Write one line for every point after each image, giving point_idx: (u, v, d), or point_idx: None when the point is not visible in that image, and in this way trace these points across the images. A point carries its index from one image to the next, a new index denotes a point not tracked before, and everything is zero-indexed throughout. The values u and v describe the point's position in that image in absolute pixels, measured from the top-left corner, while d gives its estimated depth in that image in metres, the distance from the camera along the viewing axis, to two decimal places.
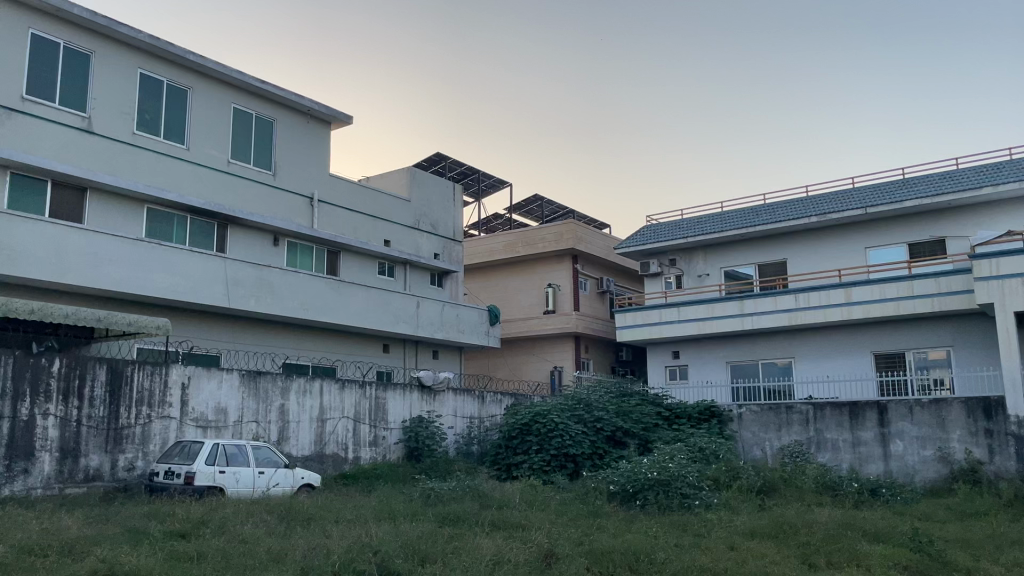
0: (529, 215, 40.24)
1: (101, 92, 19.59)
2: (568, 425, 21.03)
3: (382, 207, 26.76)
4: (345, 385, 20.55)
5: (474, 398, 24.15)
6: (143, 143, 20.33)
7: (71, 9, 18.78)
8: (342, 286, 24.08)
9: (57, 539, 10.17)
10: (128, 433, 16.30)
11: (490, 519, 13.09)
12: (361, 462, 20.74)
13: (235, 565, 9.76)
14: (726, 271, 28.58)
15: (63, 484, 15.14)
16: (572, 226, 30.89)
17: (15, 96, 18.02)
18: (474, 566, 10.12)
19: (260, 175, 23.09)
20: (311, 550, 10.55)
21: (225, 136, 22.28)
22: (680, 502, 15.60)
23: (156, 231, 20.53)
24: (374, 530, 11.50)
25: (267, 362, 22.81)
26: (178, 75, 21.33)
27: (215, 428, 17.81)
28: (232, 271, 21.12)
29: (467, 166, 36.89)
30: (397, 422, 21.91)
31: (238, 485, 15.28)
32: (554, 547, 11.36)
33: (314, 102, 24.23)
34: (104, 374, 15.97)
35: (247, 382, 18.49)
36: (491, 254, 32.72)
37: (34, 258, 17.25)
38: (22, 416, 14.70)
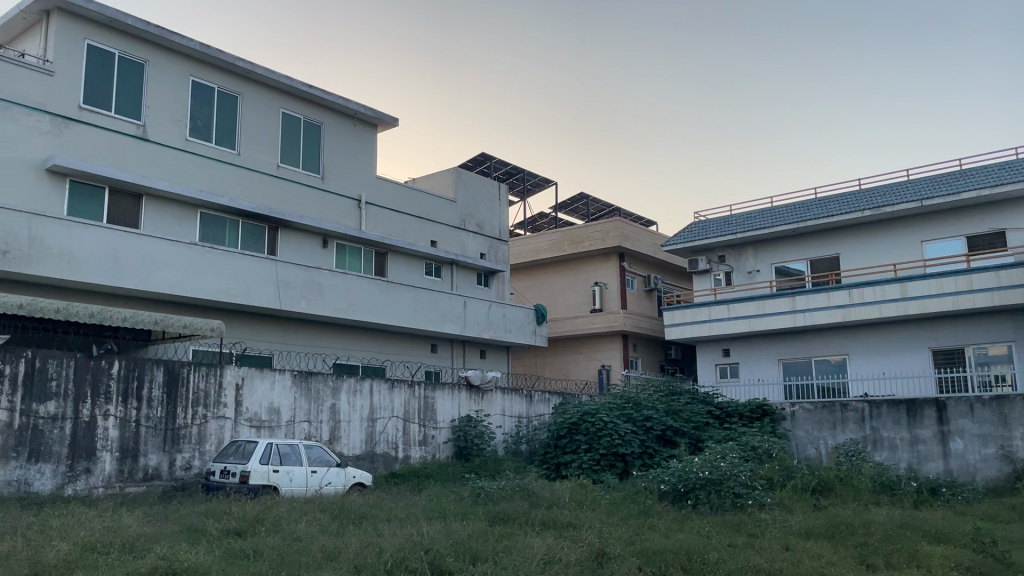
0: (574, 214, 40.13)
1: (155, 100, 20.05)
2: (617, 424, 20.90)
3: (428, 208, 26.92)
4: (394, 385, 20.73)
5: (522, 397, 24.15)
6: (195, 149, 20.75)
7: (125, 20, 19.23)
8: (391, 287, 24.28)
9: (119, 537, 10.42)
10: (184, 433, 16.65)
11: (540, 519, 13.05)
12: (411, 462, 20.91)
13: (289, 563, 9.89)
14: (777, 267, 28.12)
15: (123, 484, 15.56)
16: (618, 224, 30.72)
17: (72, 106, 18.55)
18: (524, 565, 10.10)
19: (308, 179, 23.40)
20: (364, 548, 10.63)
21: (274, 140, 22.63)
22: (732, 502, 15.39)
23: (210, 235, 20.95)
24: (425, 529, 11.56)
25: (318, 362, 23.13)
26: (228, 82, 21.72)
27: (268, 428, 18.11)
28: (283, 274, 21.46)
29: (512, 166, 36.92)
30: (446, 422, 22.03)
31: (291, 484, 15.50)
32: (605, 546, 11.28)
33: (360, 105, 24.47)
34: (162, 376, 16.34)
35: (299, 382, 18.78)
36: (537, 253, 32.71)
37: (94, 263, 17.73)
38: (84, 417, 15.15)
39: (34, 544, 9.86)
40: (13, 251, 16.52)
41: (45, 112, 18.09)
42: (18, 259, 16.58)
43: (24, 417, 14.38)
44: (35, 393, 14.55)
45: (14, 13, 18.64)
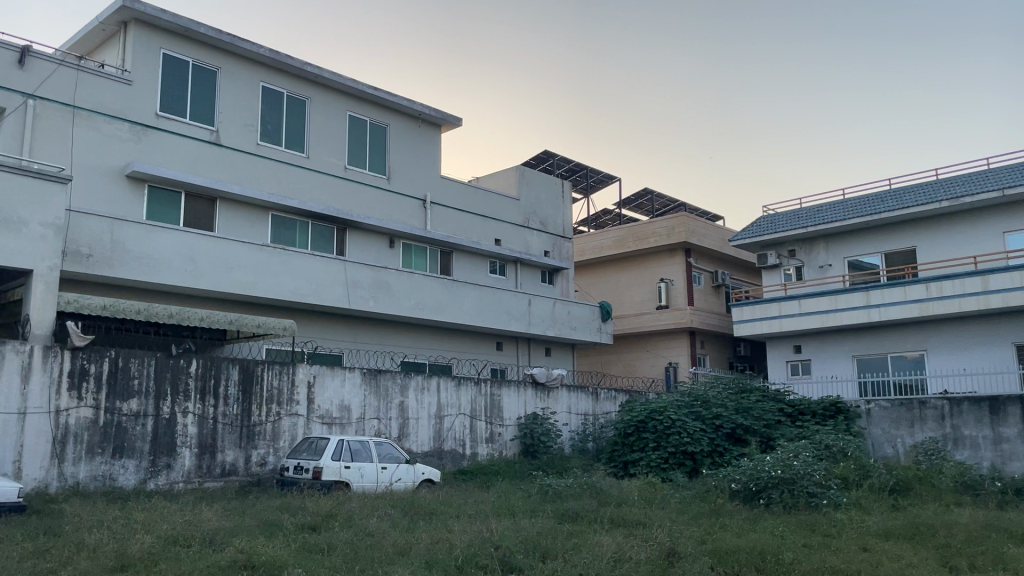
0: (639, 209, 39.79)
1: (227, 106, 20.61)
2: (686, 421, 20.63)
3: (492, 207, 27.03)
4: (461, 383, 20.89)
5: (588, 394, 24.08)
6: (266, 153, 21.26)
7: (198, 29, 19.78)
8: (456, 286, 24.46)
9: (200, 530, 10.76)
10: (259, 429, 17.07)
11: (610, 517, 12.98)
12: (478, 459, 21.06)
13: (363, 557, 10.06)
14: (850, 261, 27.40)
15: (202, 479, 16.07)
16: (684, 219, 30.33)
17: (150, 114, 19.21)
18: (596, 563, 10.09)
19: (375, 180, 23.75)
20: (435, 544, 10.74)
21: (342, 143, 23.03)
22: (807, 501, 15.04)
23: (281, 237, 21.45)
24: (495, 526, 11.62)
25: (386, 360, 23.46)
26: (297, 86, 22.19)
27: (339, 425, 18.46)
28: (352, 273, 21.82)
29: (576, 162, 36.79)
30: (513, 419, 22.10)
31: (363, 480, 15.73)
32: (676, 545, 11.16)
33: (425, 106, 24.72)
34: (237, 374, 16.78)
35: (369, 380, 19.08)
36: (602, 250, 32.54)
37: (171, 265, 18.32)
38: (164, 415, 15.67)
39: (120, 537, 10.26)
40: (97, 255, 17.17)
41: (124, 120, 18.78)
42: (102, 262, 17.21)
43: (109, 414, 14.97)
44: (118, 391, 15.12)
45: (95, 25, 19.38)
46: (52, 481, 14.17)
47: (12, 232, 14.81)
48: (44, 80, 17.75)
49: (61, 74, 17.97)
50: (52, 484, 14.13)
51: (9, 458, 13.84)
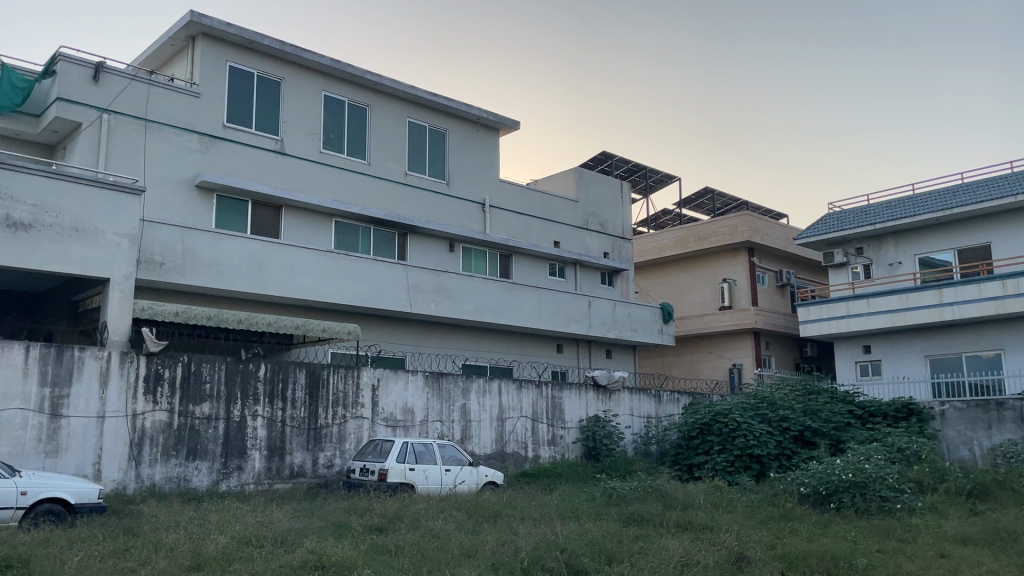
0: (699, 209, 39.31)
1: (291, 115, 21.06)
2: (752, 424, 20.26)
3: (551, 210, 27.03)
4: (522, 385, 20.92)
5: (650, 397, 23.88)
6: (329, 161, 21.65)
7: (262, 41, 20.24)
8: (516, 288, 24.52)
9: (271, 531, 11.00)
10: (326, 432, 17.39)
11: (676, 520, 12.85)
12: (541, 461, 21.06)
13: (429, 559, 10.17)
14: (921, 258, 26.59)
15: (271, 480, 16.44)
16: (746, 218, 29.85)
17: (217, 125, 19.76)
18: (662, 567, 10.02)
19: (435, 185, 23.96)
20: (500, 546, 10.79)
21: (402, 149, 23.31)
22: (880, 505, 14.65)
23: (344, 242, 21.82)
24: (560, 528, 11.61)
25: (448, 363, 23.64)
26: (358, 94, 22.53)
27: (403, 427, 18.66)
28: (413, 278, 22.07)
29: (634, 163, 36.54)
30: (574, 422, 22.04)
31: (427, 482, 15.89)
32: (746, 550, 11.00)
33: (483, 110, 24.86)
34: (304, 377, 17.11)
35: (431, 382, 19.25)
36: (663, 251, 32.23)
37: (240, 272, 18.79)
38: (235, 418, 16.07)
39: (196, 536, 10.58)
40: (169, 262, 17.70)
41: (193, 131, 19.35)
42: (174, 270, 17.74)
43: (183, 418, 15.43)
44: (191, 395, 15.57)
45: (164, 40, 20.01)
46: (130, 482, 14.68)
47: (90, 241, 15.39)
48: (118, 95, 18.39)
49: (133, 89, 18.60)
50: (129, 485, 14.64)
51: (89, 459, 14.35)
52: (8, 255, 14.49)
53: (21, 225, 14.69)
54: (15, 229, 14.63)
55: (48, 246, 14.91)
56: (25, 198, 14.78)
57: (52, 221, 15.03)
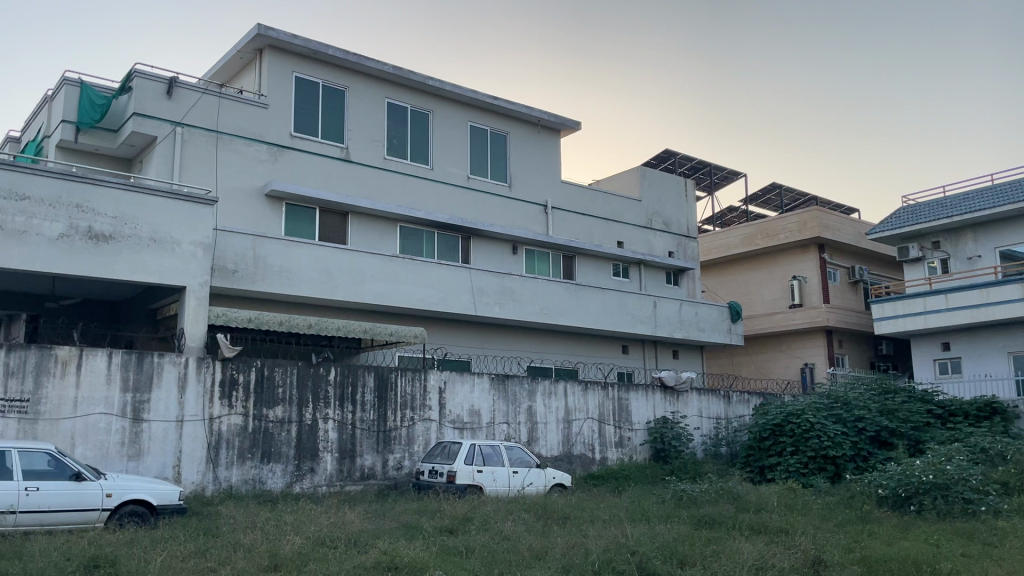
0: (766, 206, 38.60)
1: (356, 123, 21.41)
2: (826, 424, 19.76)
3: (614, 210, 26.86)
4: (588, 387, 20.83)
5: (720, 397, 23.53)
6: (393, 167, 21.95)
7: (327, 51, 20.62)
8: (581, 289, 24.44)
9: (345, 532, 11.18)
10: (395, 434, 17.60)
11: (750, 523, 12.63)
12: (608, 463, 20.93)
13: (500, 560, 10.20)
14: (1002, 251, 25.54)
15: (343, 482, 16.72)
16: (816, 214, 29.16)
17: (285, 135, 20.23)
18: (737, 569, 9.89)
19: (497, 188, 24.08)
20: (570, 549, 10.75)
21: (464, 153, 23.48)
22: (963, 508, 14.13)
23: (409, 247, 22.08)
24: (630, 531, 11.51)
25: (513, 366, 23.68)
26: (420, 100, 22.78)
27: (470, 429, 18.77)
28: (478, 281, 22.19)
29: (699, 160, 36.05)
30: (642, 423, 21.85)
31: (495, 484, 15.95)
32: (822, 554, 10.72)
33: (544, 112, 24.86)
34: (373, 381, 17.35)
35: (497, 385, 19.32)
36: (729, 249, 31.71)
37: (309, 278, 19.19)
38: (307, 421, 16.39)
39: (272, 537, 10.81)
40: (241, 270, 18.16)
41: (262, 142, 19.84)
42: (246, 277, 18.19)
43: (257, 421, 15.82)
44: (265, 399, 15.95)
45: (233, 54, 20.56)
46: (207, 485, 15.10)
47: (167, 251, 15.91)
48: (190, 108, 18.98)
49: (204, 102, 19.17)
50: (208, 487, 15.07)
51: (169, 462, 14.81)
52: (90, 265, 15.08)
53: (102, 237, 15.27)
54: (97, 241, 15.22)
55: (128, 256, 15.46)
56: (105, 210, 15.36)
57: (131, 231, 15.58)
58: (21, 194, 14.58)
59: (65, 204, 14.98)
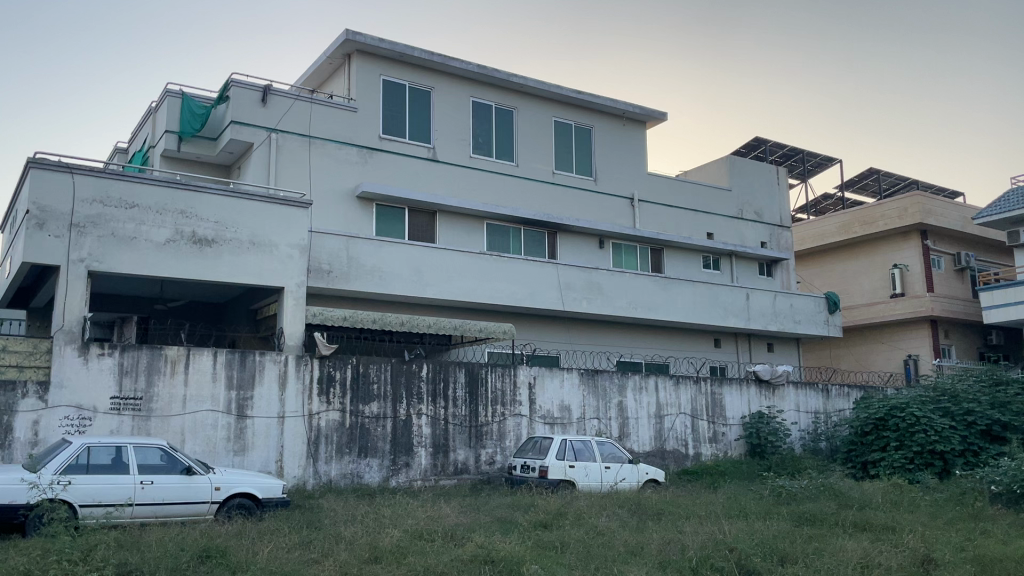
0: (863, 191, 37.21)
1: (442, 124, 21.69)
2: (933, 418, 18.95)
3: (703, 201, 26.39)
4: (680, 381, 20.55)
5: (818, 391, 22.87)
6: (479, 165, 22.15)
7: (413, 53, 20.92)
8: (670, 282, 24.11)
9: (441, 526, 11.36)
10: (487, 429, 17.77)
11: (853, 520, 12.24)
12: (702, 459, 20.61)
13: (596, 556, 10.19)
14: None
15: (438, 477, 17.01)
16: (918, 199, 27.96)
17: (374, 137, 20.67)
18: (842, 568, 9.59)
19: (583, 182, 23.99)
20: (667, 545, 10.64)
21: (549, 148, 23.49)
22: None
23: (497, 244, 22.25)
24: (729, 527, 11.32)
25: (603, 361, 23.55)
26: (505, 98, 22.89)
27: (560, 425, 18.79)
28: (565, 276, 22.17)
29: (791, 146, 35.04)
30: (737, 418, 21.42)
31: (588, 479, 15.91)
32: (932, 552, 10.32)
33: (629, 104, 24.60)
34: (464, 377, 17.57)
35: (587, 380, 19.26)
36: (825, 238, 30.71)
37: (400, 277, 19.56)
38: (401, 416, 16.73)
39: (372, 531, 11.06)
40: (336, 270, 18.66)
41: (352, 145, 20.32)
42: (341, 277, 18.69)
43: (354, 417, 16.23)
44: (361, 395, 16.37)
45: (323, 59, 21.11)
46: (308, 479, 15.60)
47: (265, 254, 16.49)
48: (283, 115, 19.60)
49: (297, 108, 19.76)
50: (309, 481, 15.57)
51: (272, 457, 15.35)
52: (195, 268, 15.76)
53: (205, 241, 15.93)
54: (200, 244, 15.88)
55: (229, 259, 16.09)
56: (208, 215, 16.02)
57: (232, 235, 16.20)
58: (130, 202, 15.34)
59: (170, 210, 15.68)
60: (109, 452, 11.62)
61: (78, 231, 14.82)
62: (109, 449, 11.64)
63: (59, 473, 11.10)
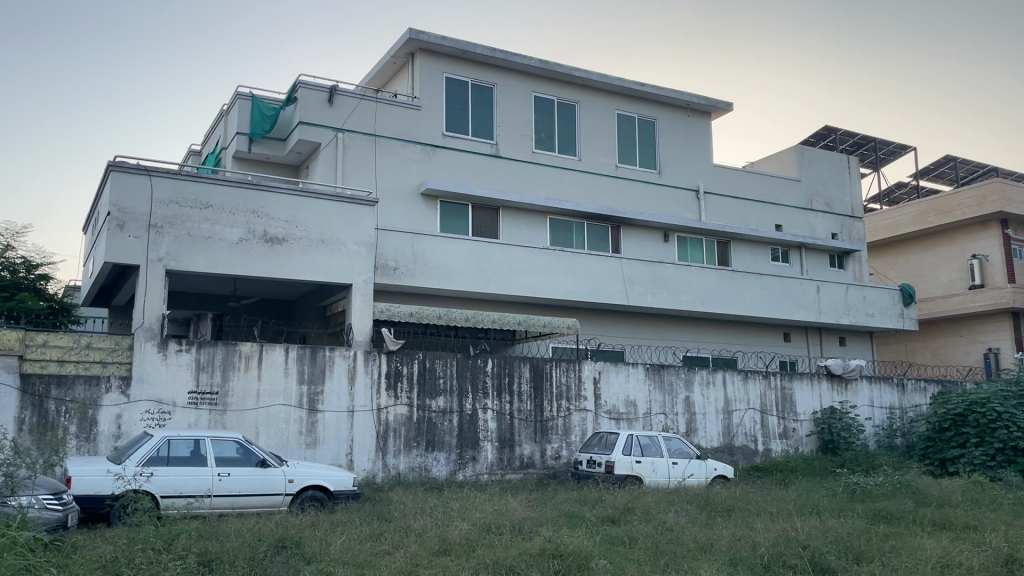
0: (939, 179, 35.96)
1: (504, 119, 21.76)
2: (1015, 413, 18.28)
3: (771, 192, 25.89)
4: (749, 376, 20.22)
5: (892, 386, 22.26)
6: (542, 160, 22.17)
7: (475, 50, 21.04)
8: (737, 275, 23.72)
9: (508, 520, 11.42)
10: (553, 424, 17.80)
11: (932, 518, 11.86)
12: (773, 455, 20.27)
13: (665, 551, 10.12)
14: None
15: (504, 471, 17.11)
16: (998, 186, 26.90)
17: (437, 134, 20.87)
18: (920, 567, 9.30)
19: (647, 175, 23.79)
20: (737, 541, 10.50)
21: (612, 142, 23.34)
22: None
23: (560, 238, 22.24)
24: (801, 524, 11.10)
25: (669, 355, 23.32)
26: (567, 92, 22.83)
27: (627, 420, 18.68)
28: (629, 270, 22.02)
29: (862, 135, 34.08)
30: (808, 414, 20.98)
31: (655, 475, 15.80)
32: (1016, 551, 9.97)
33: (693, 95, 24.26)
34: (528, 371, 17.60)
35: (653, 375, 19.10)
36: (899, 228, 29.80)
37: (464, 272, 19.70)
38: (467, 410, 16.88)
39: (441, 523, 11.20)
40: (401, 266, 18.90)
41: (416, 143, 20.56)
42: (406, 273, 18.93)
43: (421, 411, 16.44)
44: (427, 390, 16.56)
45: (387, 59, 21.40)
46: (378, 472, 15.87)
47: (334, 251, 16.80)
48: (349, 115, 19.92)
49: (362, 107, 20.07)
50: (378, 474, 15.84)
51: (343, 450, 15.66)
52: (267, 265, 16.16)
53: (276, 240, 16.32)
54: (272, 243, 16.28)
55: (299, 256, 16.45)
56: (278, 214, 16.41)
57: (302, 234, 16.56)
58: (204, 203, 15.80)
59: (243, 210, 16.10)
60: (188, 444, 12.01)
61: (156, 232, 15.35)
62: (188, 442, 12.04)
63: (142, 465, 11.54)
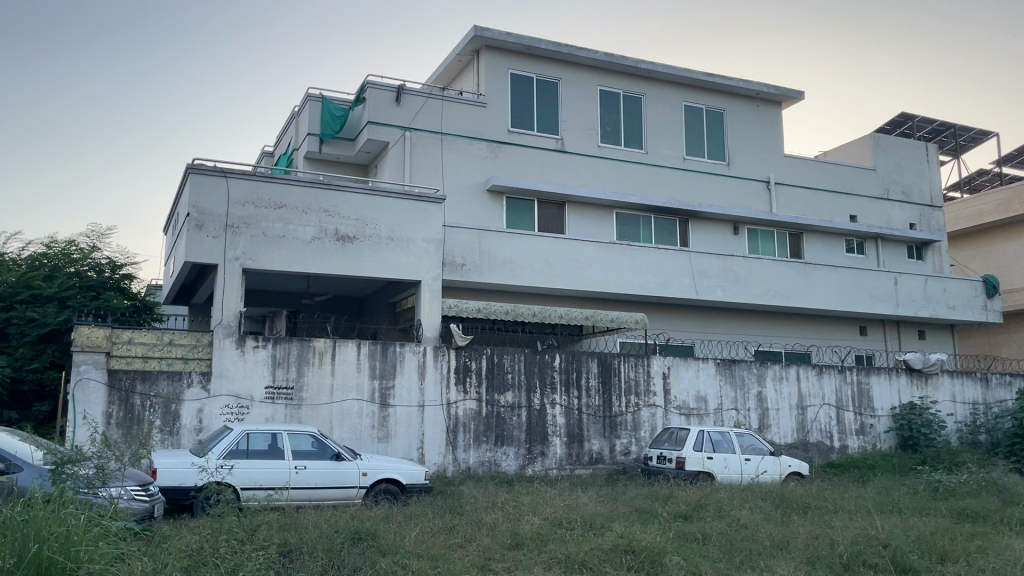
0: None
1: (570, 114, 21.71)
2: None
3: (844, 182, 25.21)
4: (823, 371, 19.76)
5: (975, 380, 21.49)
6: (608, 154, 22.05)
7: (540, 46, 21.02)
8: (809, 268, 23.18)
9: (579, 515, 11.42)
10: (622, 420, 17.71)
11: (1020, 518, 11.43)
12: (849, 452, 19.78)
13: (740, 549, 9.98)
14: None
15: (573, 466, 17.13)
16: None
17: (503, 131, 20.94)
18: (1009, 568, 8.98)
19: (715, 167, 23.44)
20: (815, 540, 10.27)
21: (679, 134, 23.06)
22: None
23: (627, 232, 22.08)
24: (880, 522, 10.82)
25: (740, 350, 22.93)
26: (633, 85, 22.63)
27: (697, 416, 18.47)
28: (698, 263, 21.74)
29: (941, 121, 32.88)
30: (886, 409, 20.42)
31: (727, 471, 15.60)
32: None
33: (762, 85, 23.75)
34: (596, 367, 17.53)
35: (723, 370, 18.85)
36: (981, 216, 28.71)
37: (531, 268, 19.75)
38: (536, 406, 16.93)
39: (512, 518, 11.26)
40: (469, 263, 19.04)
41: (482, 140, 20.68)
42: (474, 270, 19.06)
43: (490, 407, 16.56)
44: (496, 385, 16.67)
45: (453, 57, 21.55)
46: (449, 466, 16.07)
47: (403, 248, 17.04)
48: (416, 113, 20.13)
49: (429, 106, 20.27)
50: (449, 468, 16.03)
51: (414, 445, 15.87)
52: (339, 263, 16.49)
53: (347, 238, 16.62)
54: (343, 241, 16.59)
55: (370, 254, 16.74)
56: (349, 213, 16.71)
57: (372, 231, 16.83)
58: (278, 203, 16.18)
59: (315, 210, 16.44)
60: (265, 438, 12.36)
61: (232, 232, 15.80)
62: (266, 436, 12.39)
63: (223, 457, 11.94)
